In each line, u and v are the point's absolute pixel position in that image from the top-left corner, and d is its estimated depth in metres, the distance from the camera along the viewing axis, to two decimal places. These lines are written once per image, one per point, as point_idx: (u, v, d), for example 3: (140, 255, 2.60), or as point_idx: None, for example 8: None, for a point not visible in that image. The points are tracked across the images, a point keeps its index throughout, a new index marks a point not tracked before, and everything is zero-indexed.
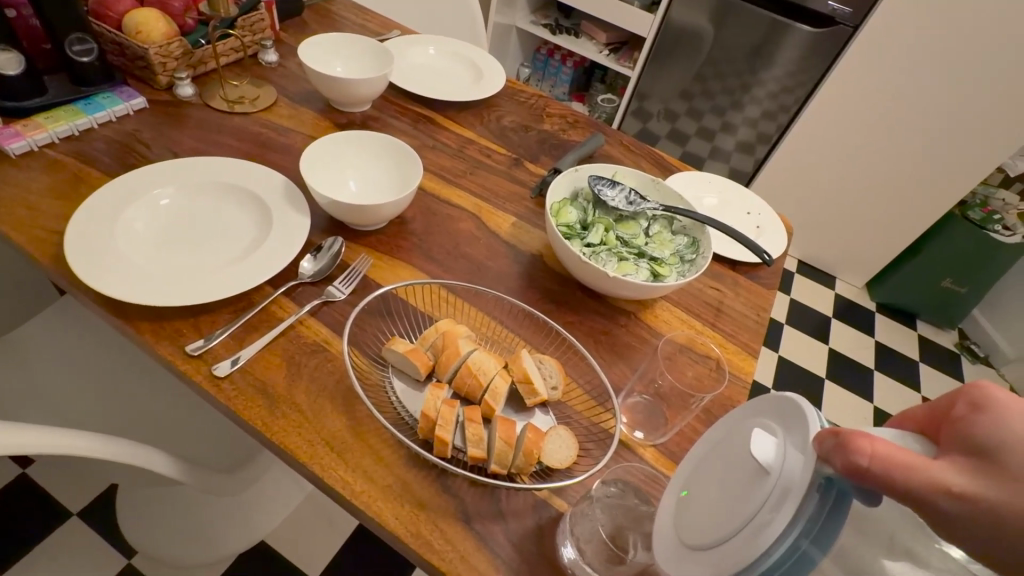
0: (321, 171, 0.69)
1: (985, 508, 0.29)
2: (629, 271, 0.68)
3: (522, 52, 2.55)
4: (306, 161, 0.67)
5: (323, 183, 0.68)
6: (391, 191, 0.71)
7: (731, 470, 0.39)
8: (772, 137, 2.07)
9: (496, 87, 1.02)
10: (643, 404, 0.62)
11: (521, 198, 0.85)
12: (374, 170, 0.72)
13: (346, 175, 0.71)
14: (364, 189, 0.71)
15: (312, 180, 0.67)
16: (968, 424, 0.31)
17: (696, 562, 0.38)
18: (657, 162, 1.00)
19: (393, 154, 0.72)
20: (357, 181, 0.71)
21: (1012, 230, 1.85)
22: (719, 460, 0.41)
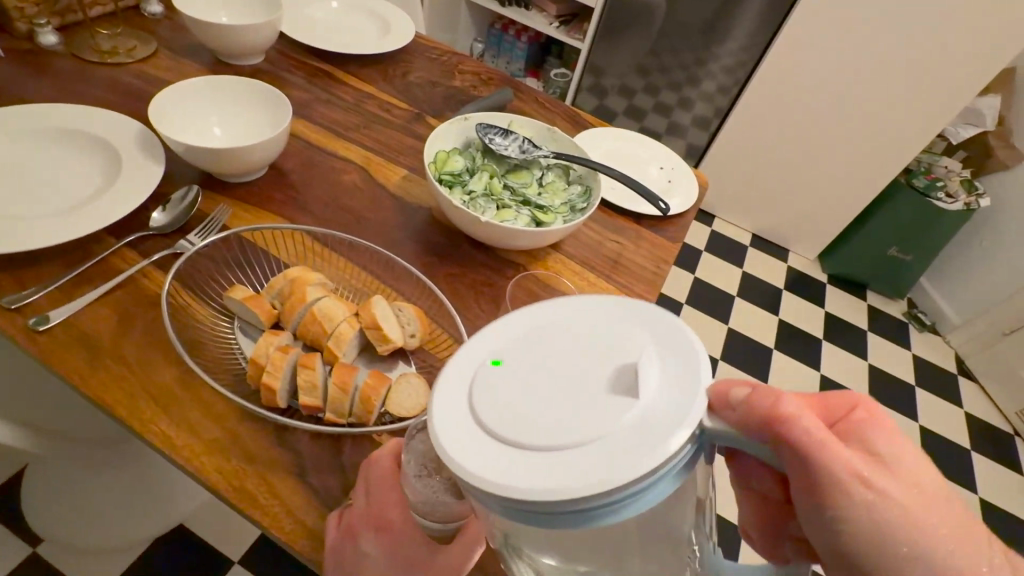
0: (181, 119, 0.65)
1: (847, 494, 0.33)
2: (508, 218, 0.65)
3: (475, 27, 2.49)
4: (159, 108, 0.63)
5: (182, 132, 0.64)
6: (262, 135, 0.67)
7: (577, 371, 0.32)
8: (726, 109, 2.06)
9: (404, 42, 0.97)
10: None
11: (417, 151, 0.81)
12: (243, 115, 0.69)
13: (211, 123, 0.67)
14: (233, 135, 0.68)
15: (171, 129, 0.64)
16: (869, 430, 0.35)
17: (510, 478, 0.29)
18: (571, 118, 0.97)
19: (260, 96, 0.68)
20: (225, 128, 0.68)
21: (954, 197, 1.87)
22: (552, 356, 0.33)
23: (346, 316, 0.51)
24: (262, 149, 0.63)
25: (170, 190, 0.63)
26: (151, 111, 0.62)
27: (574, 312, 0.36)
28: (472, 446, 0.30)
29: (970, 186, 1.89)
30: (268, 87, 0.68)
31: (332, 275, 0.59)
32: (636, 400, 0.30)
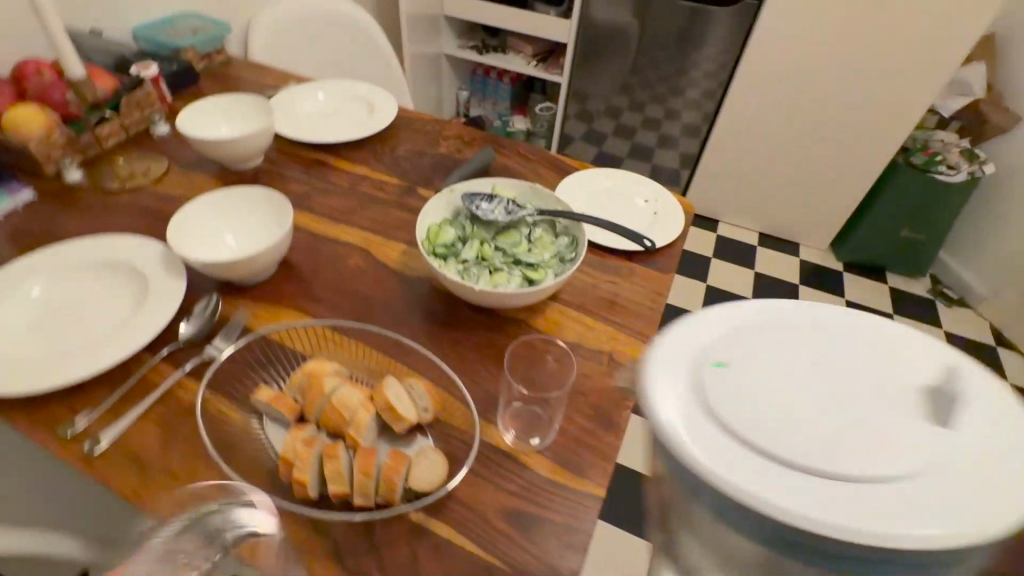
0: (196, 238, 0.71)
1: None
2: (501, 282, 0.69)
3: (458, 77, 2.60)
4: (175, 233, 0.69)
5: (197, 246, 0.71)
6: (268, 236, 0.73)
7: (890, 399, 0.35)
8: (715, 116, 2.10)
9: (389, 119, 1.05)
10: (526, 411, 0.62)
11: (412, 224, 0.87)
12: (249, 222, 0.75)
13: (223, 235, 0.73)
14: (244, 241, 0.73)
15: (189, 249, 0.70)
16: None
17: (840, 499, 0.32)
18: (554, 165, 1.02)
19: (261, 201, 0.75)
20: (236, 236, 0.74)
21: (957, 168, 1.84)
22: (832, 373, 0.36)
23: (365, 399, 0.56)
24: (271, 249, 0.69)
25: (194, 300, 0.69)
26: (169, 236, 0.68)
27: (853, 335, 0.39)
28: (772, 473, 0.33)
29: (971, 154, 1.85)
30: (266, 191, 0.74)
31: (346, 361, 0.64)
32: (947, 426, 0.34)
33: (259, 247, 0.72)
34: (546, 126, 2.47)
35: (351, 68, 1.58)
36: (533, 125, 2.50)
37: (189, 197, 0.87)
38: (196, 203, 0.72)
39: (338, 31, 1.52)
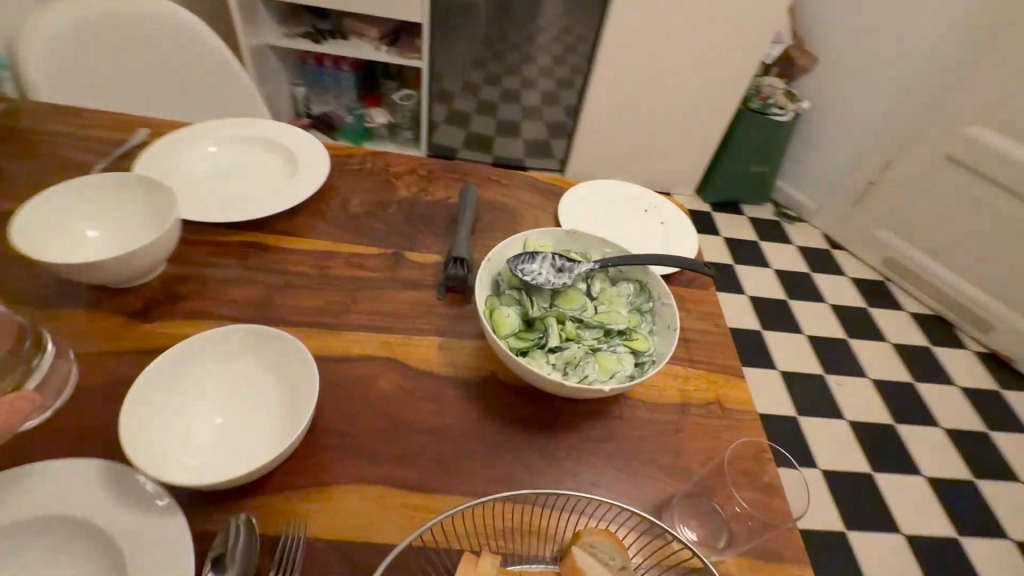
0: (163, 429, 0.50)
1: None
2: (614, 366, 0.57)
3: (287, 69, 2.19)
4: (134, 441, 0.48)
5: (160, 434, 0.50)
6: (270, 440, 0.52)
7: None
8: (570, 78, 2.05)
9: (326, 167, 0.80)
10: (690, 502, 0.56)
11: (427, 306, 0.68)
12: (225, 376, 0.56)
13: (194, 409, 0.53)
14: (230, 407, 0.54)
15: (163, 454, 0.49)
16: None
17: None
18: (535, 186, 0.89)
19: (234, 344, 0.56)
20: (213, 404, 0.54)
21: (784, 108, 2.13)
22: None
23: None
24: (299, 420, 0.52)
25: (209, 528, 0.47)
26: (130, 456, 0.46)
27: None
28: None
29: (791, 96, 2.16)
30: (241, 330, 0.56)
31: (485, 548, 0.48)
32: None
33: (263, 412, 0.54)
34: (410, 117, 2.27)
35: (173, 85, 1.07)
36: (395, 117, 2.28)
37: (80, 356, 0.56)
38: (143, 380, 0.50)
39: (128, 34, 1.01)
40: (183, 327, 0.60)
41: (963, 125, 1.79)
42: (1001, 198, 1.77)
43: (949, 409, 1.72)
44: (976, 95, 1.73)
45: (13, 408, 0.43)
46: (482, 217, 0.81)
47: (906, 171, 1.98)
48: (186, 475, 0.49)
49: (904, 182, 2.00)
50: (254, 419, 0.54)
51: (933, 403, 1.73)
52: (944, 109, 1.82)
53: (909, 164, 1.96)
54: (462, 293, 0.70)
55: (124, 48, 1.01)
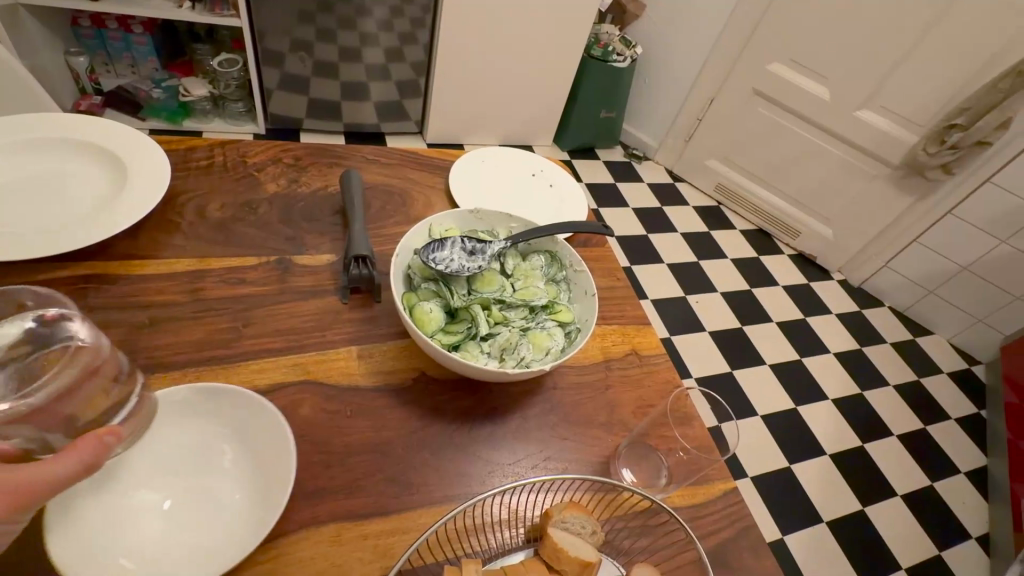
0: (102, 528, 0.42)
1: None
2: (548, 342, 0.58)
3: (57, 36, 1.74)
4: (68, 548, 0.39)
5: (105, 527, 0.42)
6: (243, 513, 0.46)
7: None
8: (412, 33, 1.93)
9: (168, 172, 0.66)
10: (633, 452, 0.60)
11: (334, 314, 0.62)
12: (168, 449, 0.48)
13: (137, 495, 0.45)
14: (179, 482, 0.47)
15: (107, 554, 0.41)
16: None
17: None
18: (417, 162, 0.84)
19: (176, 409, 0.48)
20: (160, 485, 0.46)
21: (623, 55, 2.23)
22: None
23: None
24: (271, 482, 0.46)
25: None
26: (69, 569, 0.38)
27: None
28: None
29: (626, 41, 2.26)
30: (184, 394, 0.48)
31: (466, 553, 0.48)
32: None
33: (223, 482, 0.48)
34: (237, 87, 1.95)
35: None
36: (217, 88, 1.94)
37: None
38: None
39: None
40: None
41: (766, 62, 2.04)
42: (798, 125, 2.08)
43: (779, 306, 2.08)
44: (773, 36, 1.98)
45: (101, 443, 0.36)
46: (370, 203, 0.75)
47: (726, 106, 2.23)
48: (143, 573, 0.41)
49: (726, 116, 2.25)
50: (215, 493, 0.47)
51: (767, 304, 2.06)
52: (751, 48, 2.05)
53: (728, 100, 2.21)
54: (369, 292, 0.64)
55: None
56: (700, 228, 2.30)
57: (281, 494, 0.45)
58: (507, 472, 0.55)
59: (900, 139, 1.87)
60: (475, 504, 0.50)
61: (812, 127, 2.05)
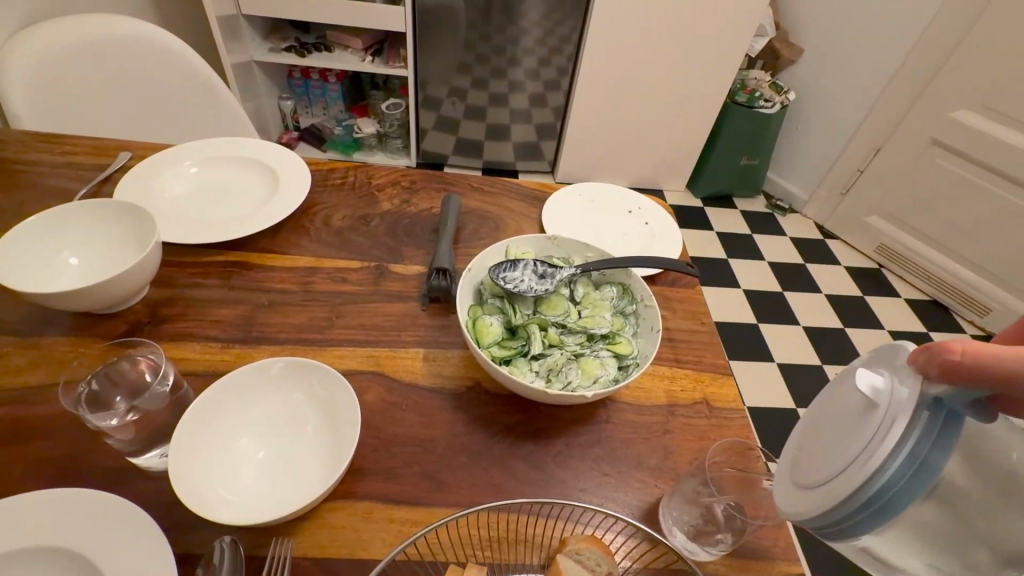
0: (208, 460, 0.49)
1: None
2: (598, 371, 0.57)
3: (275, 85, 2.21)
4: (179, 473, 0.46)
5: (212, 459, 0.49)
6: (317, 478, 0.50)
7: None
8: (557, 80, 2.06)
9: (307, 188, 0.80)
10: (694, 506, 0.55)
11: (411, 318, 0.68)
12: (270, 405, 0.54)
13: (238, 441, 0.51)
14: (274, 438, 0.52)
15: (208, 486, 0.47)
16: None
17: None
18: (516, 193, 0.89)
19: (288, 373, 0.54)
20: (260, 435, 0.52)
21: (771, 100, 2.10)
22: None
23: None
24: (341, 457, 0.50)
25: (194, 551, 0.45)
26: (178, 492, 0.44)
27: None
28: None
29: (777, 87, 2.13)
30: (292, 363, 0.54)
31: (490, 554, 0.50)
32: None
33: (307, 447, 0.52)
34: (398, 127, 2.26)
35: (165, 113, 1.07)
36: (383, 127, 2.27)
37: (48, 386, 0.55)
38: (206, 401, 0.50)
39: (115, 59, 1.00)
40: (170, 350, 0.60)
41: (951, 109, 1.77)
42: (991, 181, 1.75)
43: None
44: (967, 78, 1.70)
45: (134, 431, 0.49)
46: (465, 225, 0.82)
47: (897, 156, 1.95)
48: (230, 511, 0.47)
49: (896, 168, 1.97)
50: (297, 455, 0.52)
51: None
52: (931, 93, 1.80)
53: (899, 150, 1.94)
54: (446, 302, 0.70)
55: (113, 73, 1.00)
56: (848, 291, 2.01)
57: (342, 468, 0.48)
58: (538, 492, 0.55)
59: None
60: (503, 509, 0.52)
61: (1011, 185, 1.70)
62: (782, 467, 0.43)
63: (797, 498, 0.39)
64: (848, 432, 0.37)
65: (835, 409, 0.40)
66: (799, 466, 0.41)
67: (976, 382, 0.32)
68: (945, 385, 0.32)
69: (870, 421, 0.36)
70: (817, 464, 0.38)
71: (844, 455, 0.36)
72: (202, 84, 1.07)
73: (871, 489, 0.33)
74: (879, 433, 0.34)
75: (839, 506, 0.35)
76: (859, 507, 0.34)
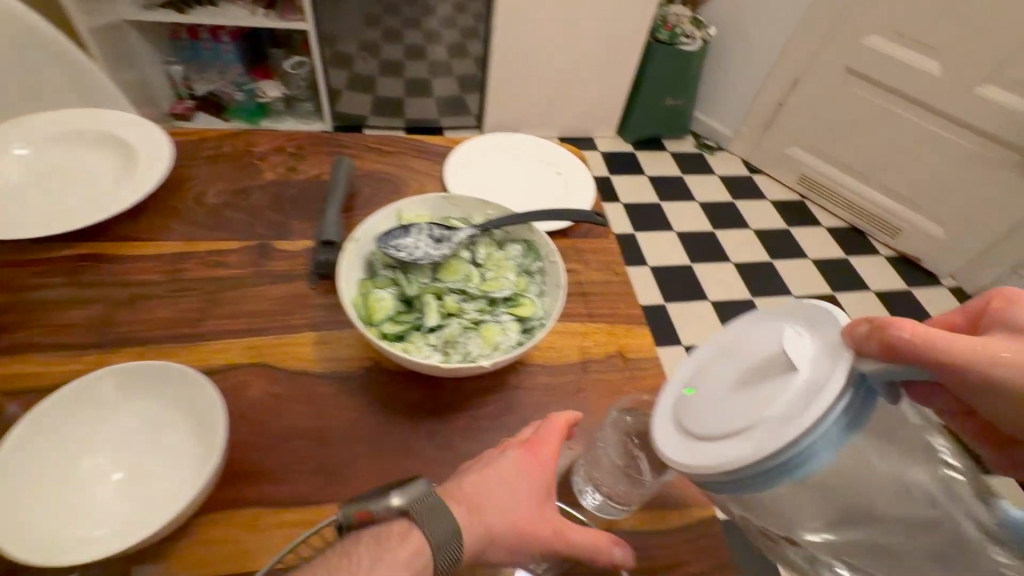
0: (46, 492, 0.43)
1: None
2: (499, 337, 0.54)
3: (157, 47, 1.96)
4: None
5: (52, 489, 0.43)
6: (182, 492, 0.45)
7: None
8: (476, 28, 1.93)
9: (169, 161, 0.70)
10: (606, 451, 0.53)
11: (300, 299, 0.62)
12: (125, 417, 0.47)
13: (91, 461, 0.45)
14: (133, 454, 0.46)
15: (51, 519, 0.42)
16: None
17: None
18: (417, 150, 0.82)
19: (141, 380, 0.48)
20: (115, 453, 0.46)
21: (692, 37, 2.06)
22: None
23: None
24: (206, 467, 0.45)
25: None
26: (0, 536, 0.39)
27: None
28: None
29: (698, 22, 2.08)
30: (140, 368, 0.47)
31: None
32: None
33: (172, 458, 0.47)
34: (306, 87, 2.09)
35: None
36: (289, 89, 2.08)
37: None
38: (33, 424, 0.43)
39: None
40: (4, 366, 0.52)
41: (863, 36, 1.79)
42: (902, 108, 1.81)
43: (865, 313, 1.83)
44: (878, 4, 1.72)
45: None
46: (360, 190, 0.74)
47: (815, 87, 1.98)
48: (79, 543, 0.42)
49: (816, 100, 2.00)
50: (161, 468, 0.46)
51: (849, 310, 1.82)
52: (846, 21, 1.80)
53: (817, 81, 1.96)
54: None
55: None
56: (774, 224, 2.08)
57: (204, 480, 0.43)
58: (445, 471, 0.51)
59: None
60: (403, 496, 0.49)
61: (917, 108, 1.77)
62: (670, 417, 0.43)
63: (697, 452, 0.38)
64: (762, 392, 0.36)
65: (740, 364, 0.40)
66: (696, 418, 0.40)
67: (917, 360, 0.34)
68: (879, 362, 0.33)
69: (790, 387, 0.35)
70: (722, 420, 0.37)
71: (762, 417, 0.35)
72: (26, 36, 0.88)
73: (793, 455, 0.33)
74: (811, 400, 0.33)
75: (752, 467, 0.34)
76: (775, 467, 0.33)
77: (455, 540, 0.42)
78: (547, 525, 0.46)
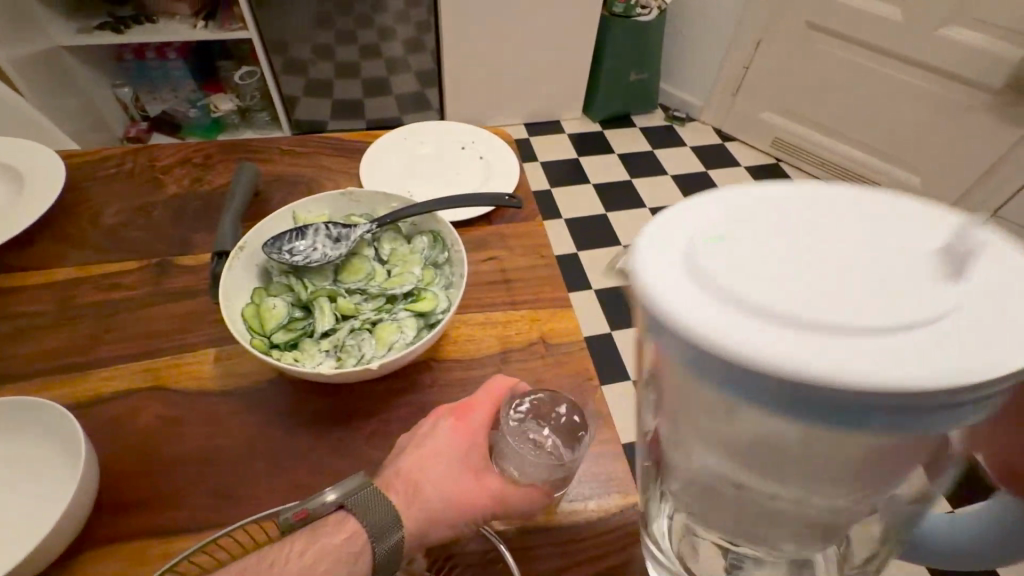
0: None
1: None
2: (395, 336, 0.51)
3: (103, 71, 1.93)
4: None
5: None
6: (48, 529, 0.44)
7: None
8: (429, 21, 1.87)
9: (61, 185, 0.67)
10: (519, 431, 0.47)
11: (200, 315, 0.58)
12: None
13: None
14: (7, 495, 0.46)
15: None
16: None
17: None
18: (333, 148, 0.78)
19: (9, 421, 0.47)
20: None
21: (647, 7, 2.00)
22: None
23: None
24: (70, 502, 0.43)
25: None
26: None
27: None
28: None
29: None
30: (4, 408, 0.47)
31: None
32: None
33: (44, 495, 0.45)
34: (260, 98, 2.05)
35: None
36: (243, 101, 2.05)
37: None
38: None
39: None
40: None
41: None
42: (869, 59, 1.75)
43: None
44: None
45: None
46: (269, 195, 0.71)
47: (778, 46, 1.92)
48: None
49: (780, 58, 1.95)
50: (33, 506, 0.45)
51: None
52: None
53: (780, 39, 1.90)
54: None
55: None
56: None
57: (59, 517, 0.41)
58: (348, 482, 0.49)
59: (1002, 56, 1.50)
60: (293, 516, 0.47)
61: (885, 57, 1.71)
62: (682, 262, 0.22)
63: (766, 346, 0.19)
64: (918, 286, 0.20)
65: (835, 224, 0.22)
66: (754, 279, 0.21)
67: None
68: None
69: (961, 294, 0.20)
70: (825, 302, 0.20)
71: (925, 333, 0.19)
72: None
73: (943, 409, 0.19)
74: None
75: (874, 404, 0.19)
76: (905, 409, 0.19)
77: (392, 528, 0.42)
78: (484, 492, 0.44)
